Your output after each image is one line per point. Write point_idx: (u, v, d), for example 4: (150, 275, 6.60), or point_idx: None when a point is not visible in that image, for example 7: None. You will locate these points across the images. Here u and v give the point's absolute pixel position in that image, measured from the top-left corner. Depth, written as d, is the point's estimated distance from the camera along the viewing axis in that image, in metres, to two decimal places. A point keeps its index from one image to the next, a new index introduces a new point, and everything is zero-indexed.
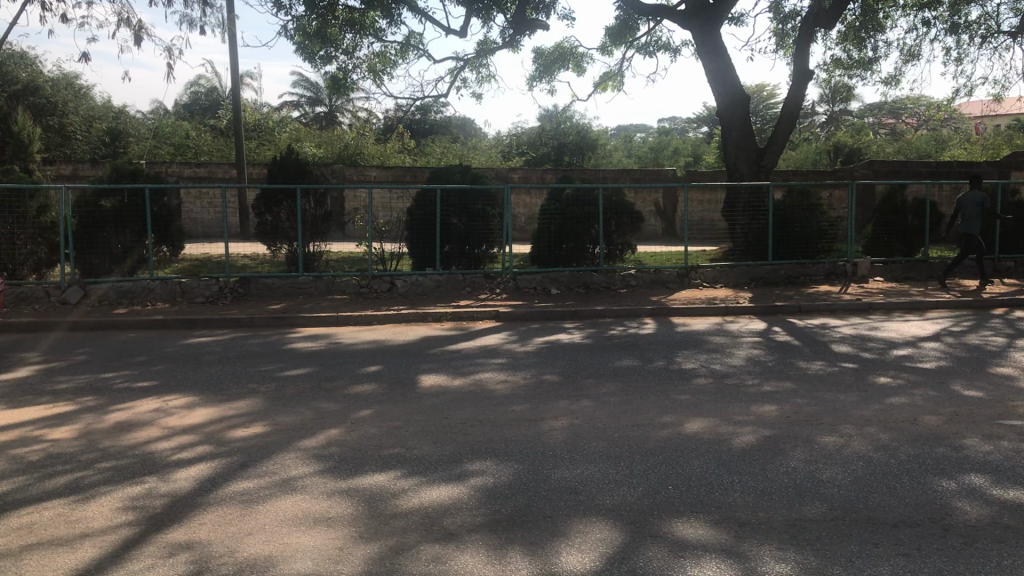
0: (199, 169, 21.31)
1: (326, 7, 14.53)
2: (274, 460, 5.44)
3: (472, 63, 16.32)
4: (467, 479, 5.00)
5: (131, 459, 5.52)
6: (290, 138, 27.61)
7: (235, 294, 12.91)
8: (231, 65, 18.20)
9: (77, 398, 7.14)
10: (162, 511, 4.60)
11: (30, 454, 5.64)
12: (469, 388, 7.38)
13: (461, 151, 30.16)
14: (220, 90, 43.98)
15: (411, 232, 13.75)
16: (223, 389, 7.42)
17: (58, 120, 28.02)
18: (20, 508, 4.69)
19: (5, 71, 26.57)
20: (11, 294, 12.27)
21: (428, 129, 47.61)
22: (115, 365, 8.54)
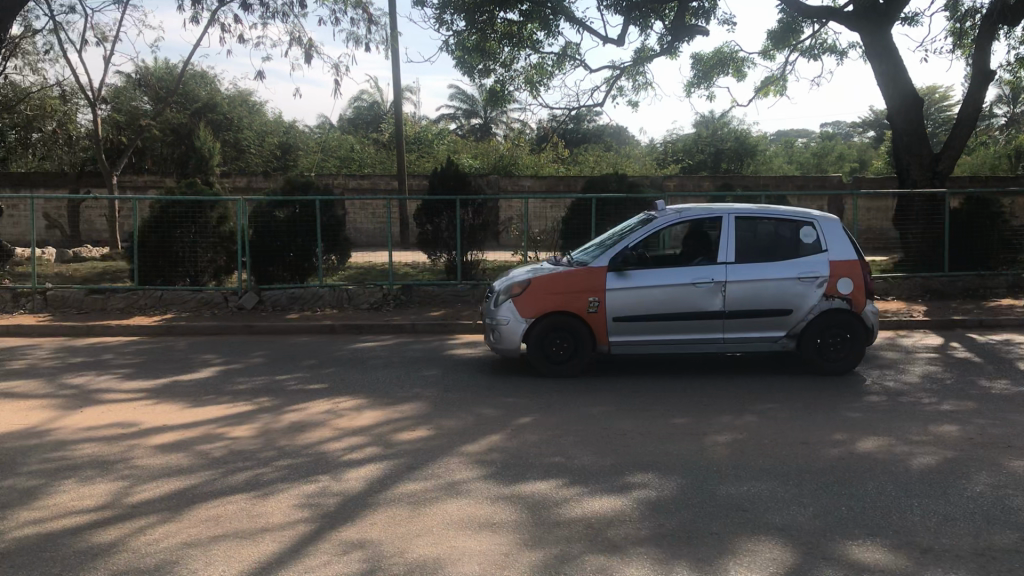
0: (364, 182, 22.23)
1: (485, 21, 14.80)
2: (440, 464, 5.57)
3: (629, 72, 16.22)
4: (630, 491, 4.97)
5: (306, 458, 5.77)
6: (448, 150, 28.37)
7: (398, 301, 13.20)
8: (395, 79, 18.85)
9: (255, 398, 7.53)
10: (334, 509, 4.79)
11: (215, 450, 6.00)
12: (628, 399, 7.32)
13: (616, 160, 30.21)
14: (382, 103, 45.61)
15: (565, 241, 13.72)
16: (389, 392, 7.65)
17: (234, 136, 29.86)
18: (208, 501, 4.99)
19: (189, 91, 28.73)
20: (193, 299, 12.95)
21: (583, 139, 47.74)
22: (287, 367, 8.94)
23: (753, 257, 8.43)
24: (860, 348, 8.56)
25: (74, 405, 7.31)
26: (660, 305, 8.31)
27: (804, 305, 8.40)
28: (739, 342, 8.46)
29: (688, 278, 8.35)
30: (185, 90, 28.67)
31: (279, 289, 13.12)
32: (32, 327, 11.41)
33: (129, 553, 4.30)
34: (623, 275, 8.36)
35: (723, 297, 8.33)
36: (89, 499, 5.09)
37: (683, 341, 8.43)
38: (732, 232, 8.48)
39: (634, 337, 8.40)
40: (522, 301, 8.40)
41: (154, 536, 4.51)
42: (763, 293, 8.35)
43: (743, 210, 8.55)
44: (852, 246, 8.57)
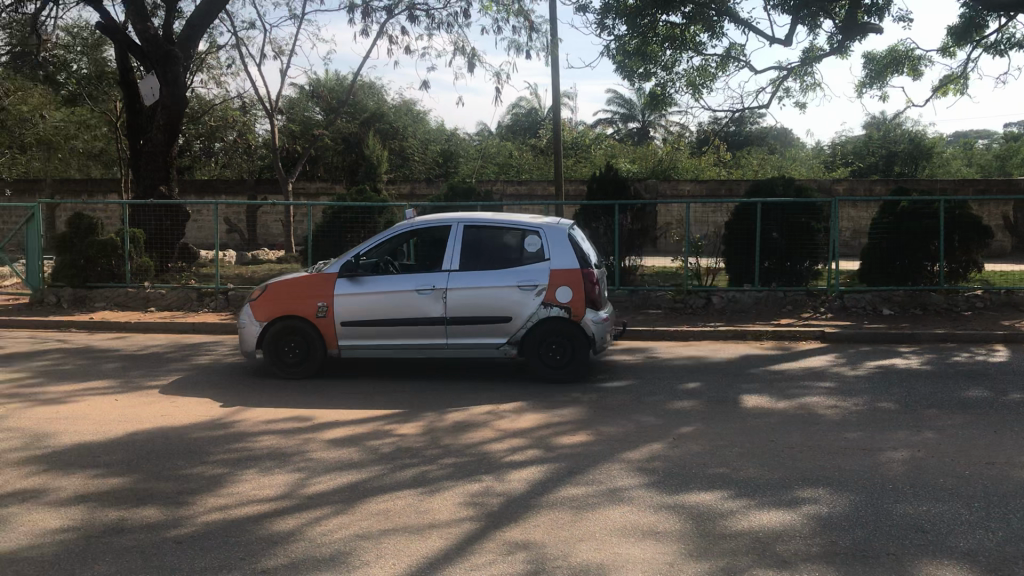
0: (523, 188, 22.47)
1: (647, 24, 14.73)
2: (602, 469, 5.56)
3: (796, 72, 15.73)
4: (799, 505, 4.81)
5: (470, 457, 5.90)
6: (606, 155, 28.32)
7: None
8: (556, 86, 18.99)
9: (420, 397, 7.75)
10: (497, 509, 4.87)
11: (383, 446, 6.22)
12: (794, 410, 7.09)
13: (780, 164, 29.31)
14: (541, 110, 46.03)
15: (728, 247, 13.46)
16: (549, 397, 7.71)
17: (399, 144, 30.84)
18: (378, 494, 5.18)
19: (357, 101, 29.95)
20: None
21: (745, 143, 46.56)
22: (451, 369, 9.15)
23: (477, 265, 8.37)
24: (579, 360, 8.40)
25: (252, 399, 7.74)
26: (380, 311, 8.34)
27: (525, 314, 8.27)
28: (464, 348, 8.38)
29: (410, 285, 8.35)
30: (353, 101, 29.91)
31: None
32: (215, 325, 12.17)
33: (306, 542, 4.51)
34: (357, 280, 8.41)
35: (441, 304, 8.30)
36: (268, 489, 5.38)
37: (413, 346, 8.40)
38: (458, 240, 8.45)
39: (357, 342, 8.44)
40: (257, 305, 8.54)
41: (328, 527, 4.72)
42: (483, 301, 8.27)
43: (479, 218, 8.50)
44: (583, 256, 8.39)
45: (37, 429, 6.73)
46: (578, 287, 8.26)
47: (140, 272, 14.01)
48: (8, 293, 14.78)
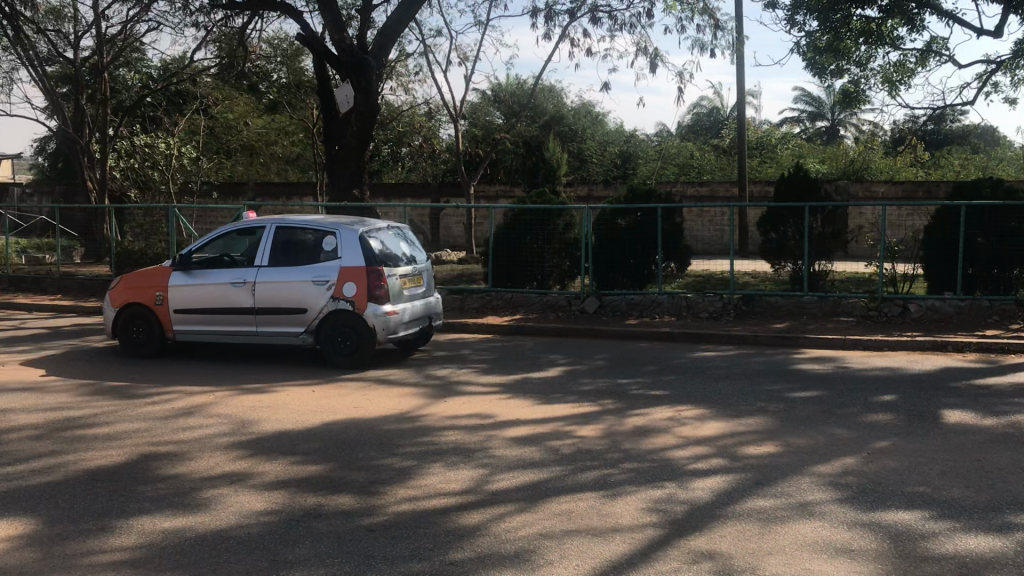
0: (704, 189, 22.08)
1: (840, 20, 14.15)
2: (791, 482, 5.37)
3: (1007, 65, 14.65)
4: (1010, 532, 4.47)
5: (652, 462, 5.84)
6: (792, 155, 27.37)
7: (739, 311, 12.97)
8: (741, 85, 18.55)
9: (600, 400, 7.75)
10: (681, 516, 4.80)
11: (565, 447, 6.26)
12: (1002, 429, 6.59)
13: (986, 163, 27.37)
14: (723, 109, 45.08)
15: (928, 253, 12.77)
16: (733, 404, 7.52)
17: (578, 146, 31.01)
18: (561, 495, 5.22)
19: (538, 104, 30.35)
20: (540, 302, 13.64)
21: (945, 141, 43.79)
22: (631, 372, 9.10)
23: (282, 263, 9.37)
24: (365, 348, 9.19)
25: (437, 395, 7.98)
26: (200, 299, 9.52)
27: (317, 306, 9.17)
28: (270, 335, 9.38)
29: (225, 278, 9.45)
30: (535, 104, 30.34)
31: (619, 294, 13.40)
32: None
33: (491, 537, 4.60)
34: (189, 273, 9.62)
35: (250, 294, 9.34)
36: (454, 483, 5.52)
37: (233, 333, 9.49)
38: (270, 240, 9.47)
39: (185, 325, 9.66)
40: (115, 292, 9.96)
41: (513, 523, 4.79)
42: (284, 293, 9.24)
43: (289, 220, 9.50)
44: (371, 254, 9.15)
45: (242, 416, 7.21)
46: (361, 283, 9.05)
47: None
48: None
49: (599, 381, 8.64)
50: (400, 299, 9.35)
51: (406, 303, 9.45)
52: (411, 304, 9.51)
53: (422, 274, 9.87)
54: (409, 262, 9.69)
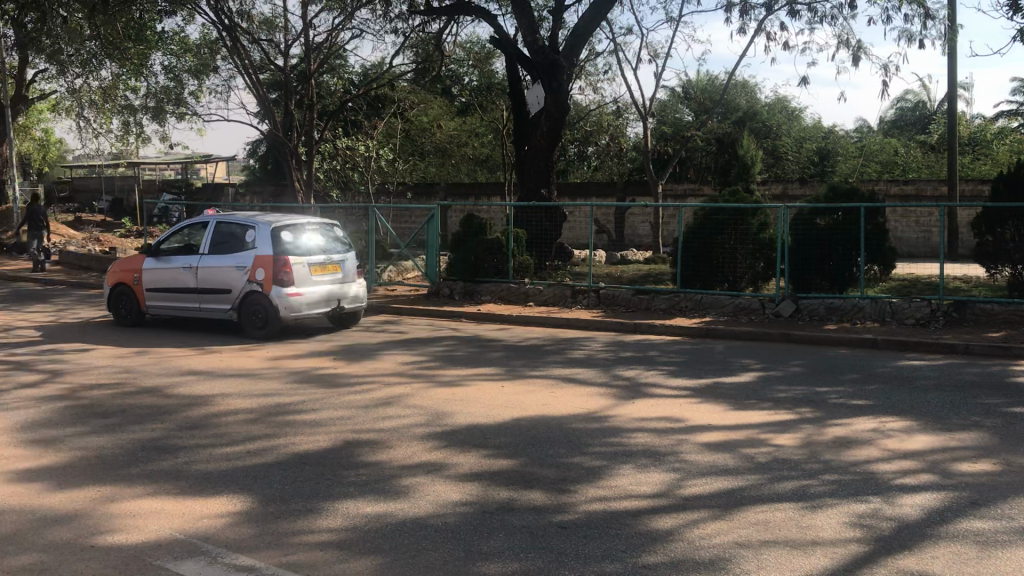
0: (910, 188, 20.85)
1: None
2: (1013, 504, 4.97)
3: None
4: None
5: (855, 475, 5.57)
6: (1011, 150, 25.40)
7: (949, 317, 12.03)
8: (953, 77, 17.41)
9: (796, 407, 7.46)
10: (889, 534, 4.54)
11: (760, 455, 6.07)
12: None
13: None
14: (931, 101, 42.45)
15: None
16: (943, 417, 7.05)
17: (771, 142, 30.07)
18: (757, 504, 5.06)
19: (730, 101, 29.71)
20: (731, 305, 13.19)
21: None
22: (829, 379, 8.71)
23: (218, 252, 11.42)
24: (272, 324, 11.05)
25: (626, 395, 7.94)
26: (164, 280, 11.73)
27: (238, 287, 11.17)
28: (207, 311, 11.50)
29: (180, 264, 11.64)
30: (727, 100, 29.72)
31: (817, 298, 12.77)
32: (588, 321, 12.68)
33: (685, 543, 4.52)
34: (156, 258, 11.85)
35: (193, 276, 11.49)
36: (646, 485, 5.47)
37: (185, 308, 11.65)
38: (213, 233, 11.56)
39: (153, 302, 11.88)
40: (111, 273, 12.30)
41: (706, 530, 4.69)
42: (218, 276, 11.30)
43: (227, 217, 11.53)
44: (278, 246, 11.05)
45: (435, 408, 7.44)
46: (268, 269, 10.97)
47: (524, 269, 15.02)
48: (409, 283, 16.47)
49: (793, 388, 8.32)
50: (306, 283, 11.22)
51: (313, 287, 11.31)
52: (318, 288, 11.35)
53: (337, 262, 11.68)
54: (325, 253, 11.53)
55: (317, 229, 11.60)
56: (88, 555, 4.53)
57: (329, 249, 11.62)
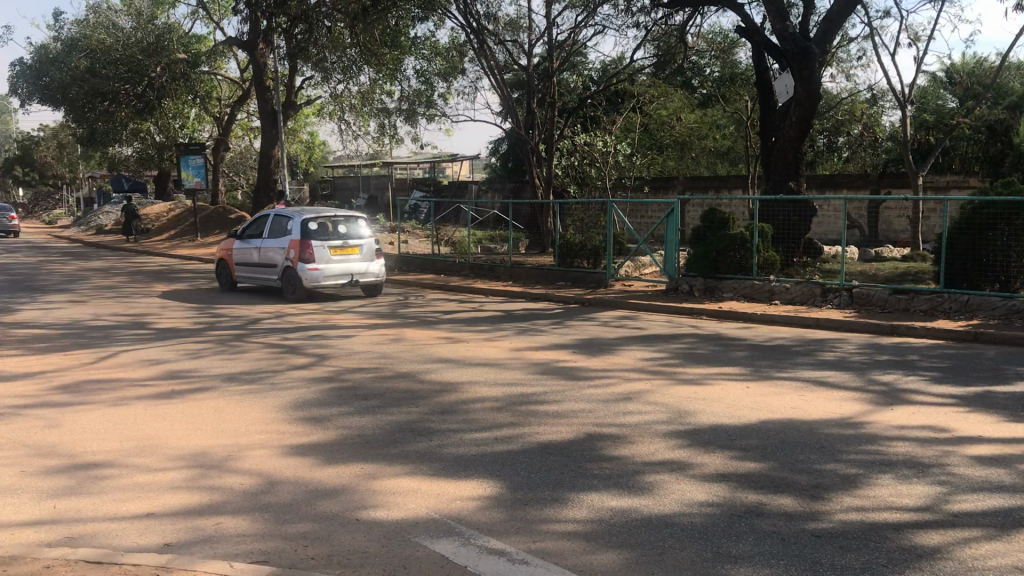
0: None
1: None
2: None
3: None
4: None
5: None
6: None
7: None
8: None
9: None
10: None
11: None
12: None
13: None
14: None
15: None
16: None
17: None
18: None
19: (1004, 83, 27.31)
20: (1003, 307, 12.09)
21: None
22: None
23: (273, 236, 15.42)
24: (301, 290, 14.93)
25: (883, 401, 7.47)
26: (243, 258, 16.03)
27: (282, 263, 15.12)
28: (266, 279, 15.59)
29: (252, 245, 15.83)
30: (1000, 83, 27.33)
31: None
32: (838, 321, 12.07)
33: (954, 563, 4.19)
34: (242, 241, 16.16)
35: (258, 255, 15.65)
36: (908, 497, 5.12)
37: (255, 278, 15.84)
38: (269, 223, 15.61)
39: (240, 273, 16.25)
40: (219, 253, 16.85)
41: (980, 551, 4.32)
42: (270, 255, 15.36)
43: (277, 211, 15.50)
44: (304, 232, 14.79)
45: (678, 406, 7.35)
46: (295, 249, 14.81)
47: (768, 266, 14.51)
48: (648, 280, 16.38)
49: None
50: (326, 261, 14.91)
51: (332, 263, 14.96)
52: (337, 264, 14.99)
53: (356, 245, 15.28)
54: (347, 238, 15.17)
55: (340, 220, 15.25)
56: (355, 527, 4.86)
57: (350, 234, 15.26)
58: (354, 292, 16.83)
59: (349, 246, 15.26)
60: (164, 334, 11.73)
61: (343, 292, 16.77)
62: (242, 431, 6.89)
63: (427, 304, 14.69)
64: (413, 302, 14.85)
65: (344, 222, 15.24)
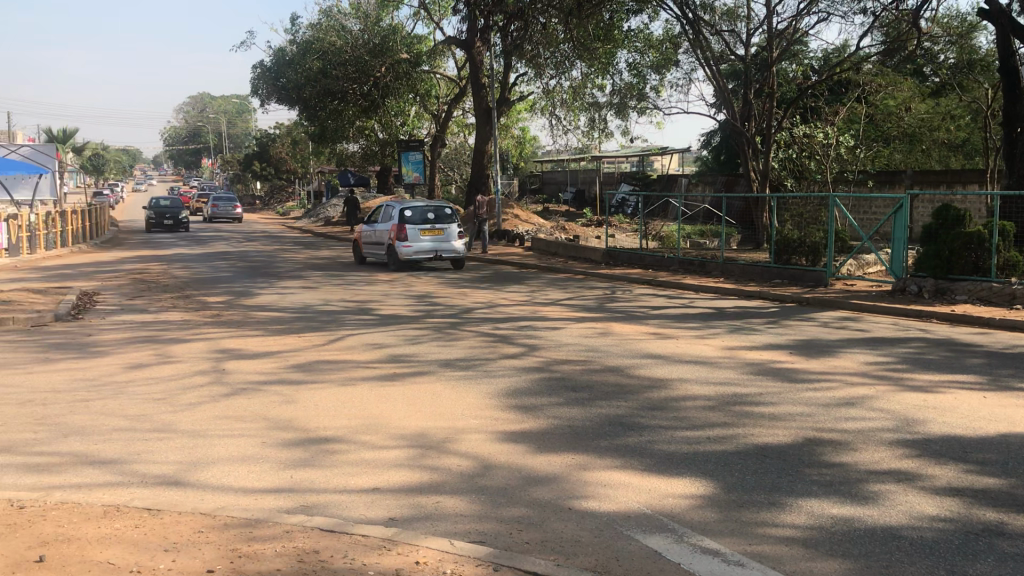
0: None
1: None
2: None
3: None
4: None
5: None
6: None
7: None
8: None
9: None
10: None
11: None
12: None
13: None
14: None
15: None
16: None
17: None
18: None
19: None
20: None
21: None
22: None
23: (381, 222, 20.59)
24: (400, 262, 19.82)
25: None
26: (369, 238, 21.23)
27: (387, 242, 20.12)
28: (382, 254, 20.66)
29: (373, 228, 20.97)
30: None
31: None
32: None
33: None
34: (368, 226, 21.39)
35: (374, 236, 20.90)
36: None
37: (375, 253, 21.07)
38: (383, 211, 20.68)
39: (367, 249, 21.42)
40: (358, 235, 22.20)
41: None
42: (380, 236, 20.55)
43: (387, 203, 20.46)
44: (401, 219, 19.60)
45: (906, 414, 6.92)
46: (394, 231, 19.72)
47: (1010, 266, 13.38)
48: (871, 279, 15.49)
49: None
50: (417, 240, 19.66)
51: (422, 242, 19.70)
52: (425, 243, 19.70)
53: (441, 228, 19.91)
54: (434, 223, 19.79)
55: (433, 209, 19.82)
56: (567, 515, 4.93)
57: (439, 220, 19.83)
58: (564, 286, 17.04)
59: (436, 229, 19.95)
60: (385, 319, 12.36)
61: (553, 286, 17.02)
62: (458, 416, 7.15)
63: (637, 299, 14.66)
64: (623, 297, 14.84)
65: (433, 209, 19.80)
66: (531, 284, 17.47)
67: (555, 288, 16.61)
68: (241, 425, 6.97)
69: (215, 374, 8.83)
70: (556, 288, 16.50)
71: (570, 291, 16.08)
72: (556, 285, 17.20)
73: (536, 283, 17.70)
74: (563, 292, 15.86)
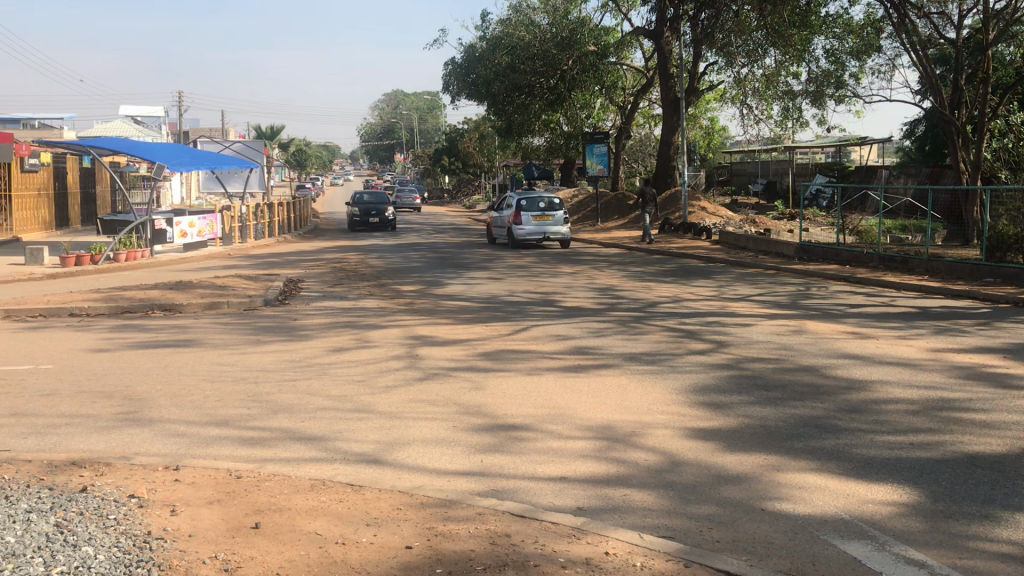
0: None
1: None
2: None
3: None
4: None
5: None
6: None
7: None
8: None
9: None
10: None
11: None
12: None
13: None
14: None
15: None
16: None
17: None
18: None
19: None
20: None
21: None
22: None
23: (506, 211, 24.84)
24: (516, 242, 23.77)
25: None
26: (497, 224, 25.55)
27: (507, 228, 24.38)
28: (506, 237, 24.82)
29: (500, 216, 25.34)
30: None
31: None
32: None
33: None
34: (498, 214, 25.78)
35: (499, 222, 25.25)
36: None
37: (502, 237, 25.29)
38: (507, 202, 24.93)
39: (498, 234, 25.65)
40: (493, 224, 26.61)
41: None
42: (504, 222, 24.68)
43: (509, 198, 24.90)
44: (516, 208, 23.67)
45: None
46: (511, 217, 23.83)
47: None
48: None
49: None
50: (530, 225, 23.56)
51: (534, 226, 23.59)
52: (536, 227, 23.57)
53: (551, 215, 23.78)
54: (544, 211, 23.77)
55: (543, 198, 23.66)
56: (760, 516, 4.80)
57: (548, 208, 23.72)
58: (755, 282, 16.55)
59: (547, 215, 23.79)
60: (569, 311, 12.47)
61: (743, 282, 16.57)
62: (645, 410, 7.11)
63: (833, 297, 14.03)
64: (818, 295, 14.25)
65: (546, 199, 23.66)
66: (720, 279, 17.08)
67: (744, 284, 16.17)
68: (434, 409, 7.23)
69: (409, 359, 9.20)
70: (746, 284, 16.06)
71: (760, 287, 15.61)
72: (745, 281, 16.74)
73: (724, 278, 17.30)
74: (753, 287, 15.42)
